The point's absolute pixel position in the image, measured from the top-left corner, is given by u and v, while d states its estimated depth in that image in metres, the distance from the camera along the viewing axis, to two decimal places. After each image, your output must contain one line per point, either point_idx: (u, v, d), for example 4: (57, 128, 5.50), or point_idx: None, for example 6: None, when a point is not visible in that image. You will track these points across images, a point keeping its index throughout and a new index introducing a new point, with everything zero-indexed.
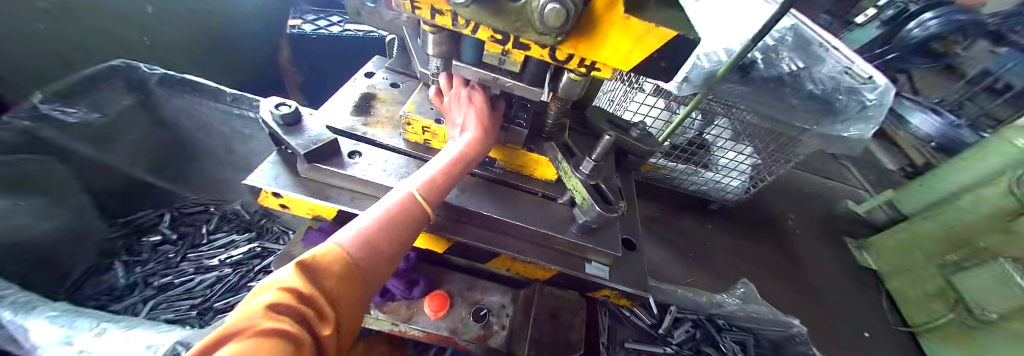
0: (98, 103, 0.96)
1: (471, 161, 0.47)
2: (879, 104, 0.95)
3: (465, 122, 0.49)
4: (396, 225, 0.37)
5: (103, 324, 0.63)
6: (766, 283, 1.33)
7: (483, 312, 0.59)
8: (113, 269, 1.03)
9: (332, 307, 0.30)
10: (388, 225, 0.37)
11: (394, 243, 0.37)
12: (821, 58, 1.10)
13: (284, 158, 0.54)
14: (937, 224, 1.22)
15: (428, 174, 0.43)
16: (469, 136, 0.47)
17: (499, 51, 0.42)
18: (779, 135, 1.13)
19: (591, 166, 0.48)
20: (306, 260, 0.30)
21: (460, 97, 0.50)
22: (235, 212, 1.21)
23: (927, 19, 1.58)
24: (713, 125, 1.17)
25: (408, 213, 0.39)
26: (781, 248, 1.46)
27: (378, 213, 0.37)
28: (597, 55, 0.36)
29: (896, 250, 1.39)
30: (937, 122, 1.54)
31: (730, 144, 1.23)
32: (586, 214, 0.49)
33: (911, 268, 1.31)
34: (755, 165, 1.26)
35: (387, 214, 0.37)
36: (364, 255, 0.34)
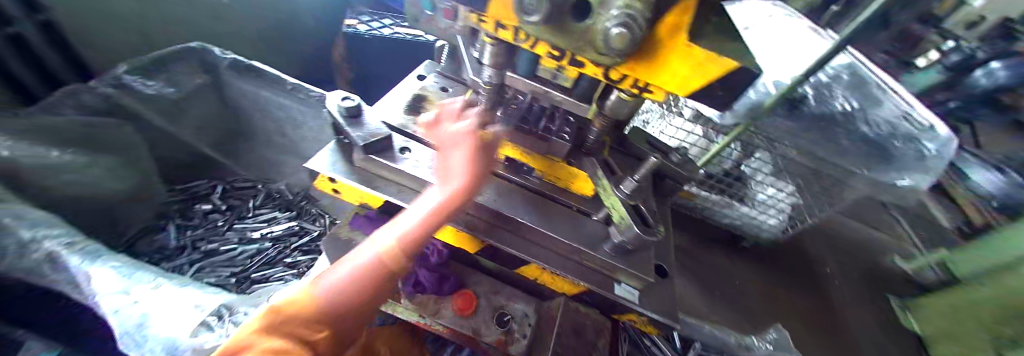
0: (174, 80, 1.07)
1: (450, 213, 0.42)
2: (940, 155, 0.86)
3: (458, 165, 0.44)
4: (358, 287, 0.36)
5: (160, 278, 0.68)
6: (799, 333, 1.25)
7: (507, 317, 0.60)
8: (167, 230, 1.11)
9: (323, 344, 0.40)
10: (347, 291, 0.35)
11: (349, 311, 0.35)
12: (879, 101, 1.03)
13: (341, 147, 0.59)
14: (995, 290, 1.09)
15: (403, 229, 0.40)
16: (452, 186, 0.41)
17: (554, 66, 0.44)
18: (823, 177, 1.13)
19: (633, 186, 0.49)
20: None
21: (452, 138, 0.44)
22: (280, 191, 1.28)
23: (996, 67, 1.32)
24: (752, 157, 1.12)
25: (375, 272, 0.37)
26: (818, 296, 1.38)
27: (339, 277, 0.35)
28: (653, 79, 0.37)
29: (946, 316, 1.26)
30: (998, 180, 1.21)
31: (769, 179, 1.16)
32: (623, 233, 0.50)
33: (960, 336, 1.20)
34: (795, 205, 1.19)
35: (351, 277, 0.36)
36: (316, 321, 0.33)
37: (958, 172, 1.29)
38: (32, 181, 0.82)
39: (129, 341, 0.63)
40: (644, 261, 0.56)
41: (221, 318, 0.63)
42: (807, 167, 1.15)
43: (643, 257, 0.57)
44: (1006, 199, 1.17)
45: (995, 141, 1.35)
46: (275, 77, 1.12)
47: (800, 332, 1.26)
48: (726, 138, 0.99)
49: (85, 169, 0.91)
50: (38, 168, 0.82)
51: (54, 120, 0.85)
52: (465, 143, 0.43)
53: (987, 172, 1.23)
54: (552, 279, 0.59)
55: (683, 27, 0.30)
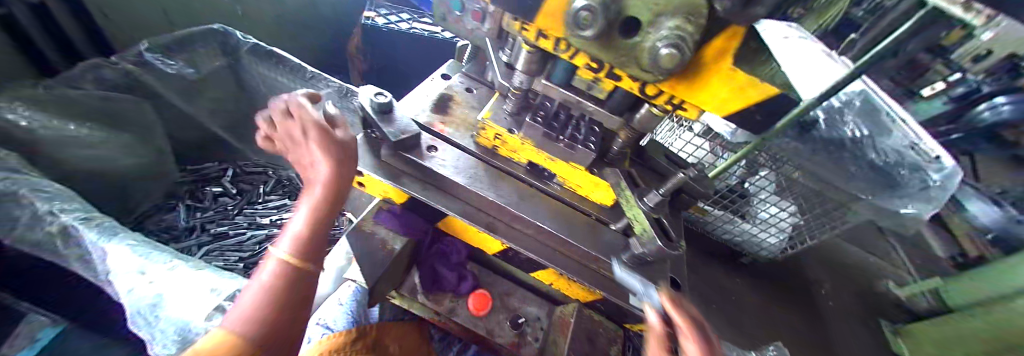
0: (193, 60, 1.07)
1: (331, 202, 0.43)
2: (943, 187, 0.82)
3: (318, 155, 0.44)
4: (280, 285, 0.35)
5: (175, 260, 0.69)
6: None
7: (520, 320, 0.62)
8: (177, 211, 1.12)
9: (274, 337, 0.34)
10: (263, 298, 0.34)
11: (284, 312, 0.34)
12: (891, 128, 0.93)
13: (367, 141, 0.60)
14: (985, 324, 1.10)
15: (286, 234, 0.40)
16: (320, 176, 0.43)
17: (591, 77, 0.45)
18: (825, 199, 1.13)
19: (657, 200, 0.51)
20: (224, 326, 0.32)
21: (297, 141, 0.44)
22: (290, 178, 1.29)
23: (1000, 103, 1.33)
24: (756, 175, 1.20)
25: (283, 273, 0.36)
26: (813, 316, 1.34)
27: (248, 295, 0.34)
28: (692, 98, 0.38)
29: (939, 346, 1.27)
30: (994, 213, 1.25)
31: (771, 198, 1.21)
32: (643, 246, 0.50)
33: None
34: (796, 224, 1.21)
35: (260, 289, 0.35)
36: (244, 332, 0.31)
37: (956, 203, 1.32)
38: (47, 153, 0.81)
39: (143, 320, 0.64)
40: (661, 273, 0.55)
41: (236, 304, 0.63)
42: (810, 189, 1.17)
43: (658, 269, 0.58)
44: (1003, 233, 1.24)
45: (993, 173, 1.51)
46: (296, 64, 1.13)
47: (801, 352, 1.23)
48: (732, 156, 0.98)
49: (102, 145, 0.91)
50: (55, 140, 0.82)
51: (72, 93, 0.84)
52: (311, 134, 0.43)
53: (983, 204, 1.27)
54: (566, 284, 0.60)
55: (732, 53, 0.32)
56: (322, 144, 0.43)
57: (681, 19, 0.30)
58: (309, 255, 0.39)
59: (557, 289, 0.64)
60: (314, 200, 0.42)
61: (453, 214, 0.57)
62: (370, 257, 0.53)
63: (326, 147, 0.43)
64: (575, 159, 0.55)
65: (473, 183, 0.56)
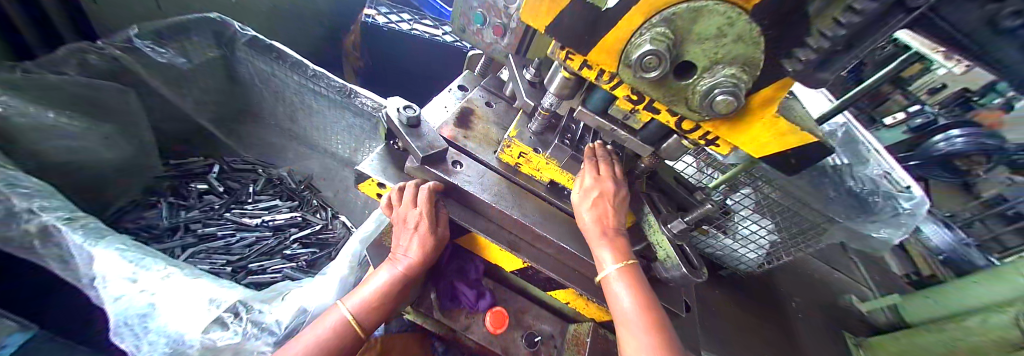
0: (183, 49, 1.03)
1: (404, 280, 0.53)
2: (912, 213, 0.95)
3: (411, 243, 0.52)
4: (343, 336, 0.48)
5: (170, 267, 0.64)
6: None
7: (536, 338, 0.62)
8: (158, 208, 1.04)
9: None
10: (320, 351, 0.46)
11: None
12: (866, 159, 1.05)
13: (392, 154, 0.60)
14: (935, 341, 1.14)
15: (362, 297, 0.51)
16: (406, 262, 0.52)
17: (628, 108, 0.46)
18: (799, 219, 1.05)
19: (681, 227, 0.52)
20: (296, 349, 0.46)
21: (405, 221, 0.52)
22: (281, 177, 1.24)
23: (954, 135, 1.40)
24: (738, 193, 1.07)
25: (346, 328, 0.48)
26: (783, 330, 1.36)
27: (315, 335, 0.47)
28: (729, 138, 0.40)
29: None
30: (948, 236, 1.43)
31: (753, 215, 1.12)
32: (668, 271, 0.53)
33: None
34: (774, 242, 1.17)
35: (321, 338, 0.46)
36: None
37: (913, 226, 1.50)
38: (21, 142, 0.75)
39: (129, 332, 0.59)
40: (674, 296, 0.59)
41: (238, 316, 0.61)
42: (782, 206, 1.05)
43: (671, 292, 0.60)
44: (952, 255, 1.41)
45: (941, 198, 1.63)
46: (298, 59, 1.07)
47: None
48: (721, 176, 1.03)
49: (84, 135, 0.85)
50: (34, 130, 0.77)
51: (51, 78, 0.80)
52: (418, 227, 0.51)
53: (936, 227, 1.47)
54: (583, 302, 0.62)
55: (777, 104, 0.34)
56: (421, 240, 0.51)
57: (737, 69, 0.32)
58: (366, 319, 0.50)
59: (572, 307, 0.65)
60: (392, 277, 0.52)
61: (477, 232, 0.57)
62: None
63: (424, 242, 0.52)
64: None
65: (498, 201, 0.56)
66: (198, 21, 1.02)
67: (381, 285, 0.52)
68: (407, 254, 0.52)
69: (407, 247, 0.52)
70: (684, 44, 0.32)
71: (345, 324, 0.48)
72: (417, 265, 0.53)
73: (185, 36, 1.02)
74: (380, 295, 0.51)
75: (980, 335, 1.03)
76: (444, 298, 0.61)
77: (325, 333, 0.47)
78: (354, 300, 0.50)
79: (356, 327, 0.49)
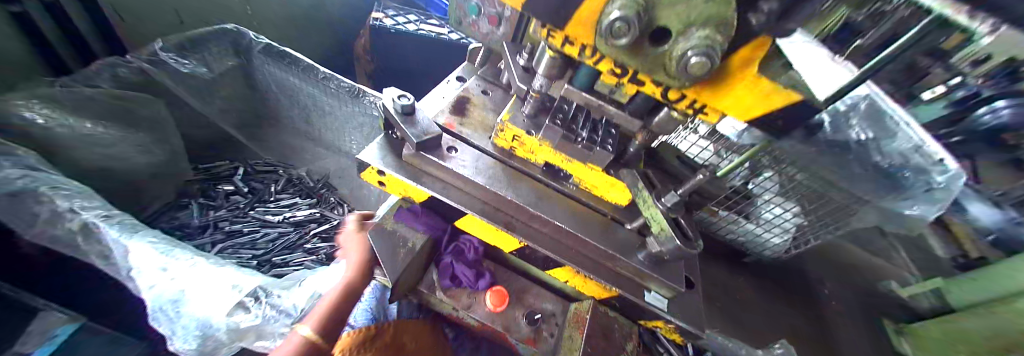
0: (204, 59, 1.11)
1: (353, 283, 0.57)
2: (947, 188, 0.77)
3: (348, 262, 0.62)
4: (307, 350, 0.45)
5: (197, 257, 0.69)
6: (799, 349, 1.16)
7: (537, 316, 0.65)
8: (188, 208, 1.12)
9: None
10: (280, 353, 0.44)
11: None
12: (892, 131, 0.91)
13: (389, 142, 0.62)
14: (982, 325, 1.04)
15: (311, 313, 0.51)
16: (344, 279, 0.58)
17: (614, 82, 0.46)
18: (828, 200, 0.97)
19: (675, 200, 0.51)
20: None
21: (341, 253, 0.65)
22: (300, 177, 1.30)
23: (1000, 106, 1.09)
24: (761, 176, 1.01)
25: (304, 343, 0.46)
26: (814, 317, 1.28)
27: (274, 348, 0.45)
28: (714, 103, 0.40)
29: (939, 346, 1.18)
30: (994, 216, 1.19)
31: (776, 199, 1.04)
32: (662, 244, 0.53)
33: None
34: (801, 225, 1.07)
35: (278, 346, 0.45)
36: None
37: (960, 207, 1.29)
38: (59, 149, 0.83)
39: (164, 315, 0.65)
40: (674, 270, 0.59)
41: (258, 300, 0.65)
42: (807, 190, 0.98)
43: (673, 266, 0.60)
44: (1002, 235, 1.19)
45: None
46: (309, 64, 1.13)
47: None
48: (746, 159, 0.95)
49: (118, 143, 0.93)
50: (71, 139, 0.84)
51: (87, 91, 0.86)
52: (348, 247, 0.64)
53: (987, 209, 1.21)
54: (583, 280, 0.61)
55: (758, 62, 0.33)
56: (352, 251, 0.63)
57: (712, 29, 0.31)
58: (324, 326, 0.49)
59: (573, 287, 0.66)
60: (333, 295, 0.54)
61: (472, 214, 0.57)
62: (393, 255, 0.55)
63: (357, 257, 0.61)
64: (591, 159, 0.56)
65: (493, 183, 0.58)
66: (218, 34, 1.12)
67: (329, 300, 0.53)
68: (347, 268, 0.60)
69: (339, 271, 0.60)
70: (655, 10, 0.32)
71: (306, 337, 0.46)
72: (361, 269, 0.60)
73: (205, 47, 1.10)
74: (331, 305, 0.52)
75: None
76: (445, 278, 0.64)
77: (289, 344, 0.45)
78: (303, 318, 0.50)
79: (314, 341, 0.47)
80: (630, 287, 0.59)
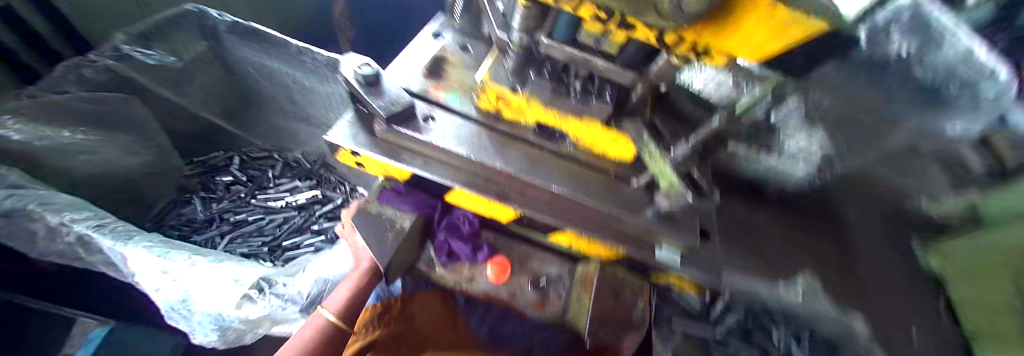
0: (171, 48, 1.02)
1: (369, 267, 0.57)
2: (998, 99, 0.58)
3: (357, 244, 0.61)
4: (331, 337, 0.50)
5: (195, 256, 0.68)
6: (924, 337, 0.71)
7: (543, 281, 0.64)
8: (191, 203, 1.12)
9: None
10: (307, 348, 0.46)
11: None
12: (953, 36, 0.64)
13: (361, 117, 0.56)
14: None
15: (333, 298, 0.53)
16: (359, 263, 0.57)
17: (599, 31, 0.37)
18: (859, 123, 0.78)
19: (685, 152, 0.45)
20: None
21: (349, 231, 0.63)
22: (297, 160, 1.27)
23: None
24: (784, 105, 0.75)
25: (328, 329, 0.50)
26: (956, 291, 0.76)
27: (296, 341, 0.47)
28: (720, 45, 0.32)
29: None
30: None
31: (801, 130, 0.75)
32: (670, 199, 0.48)
33: None
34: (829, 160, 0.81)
35: (304, 341, 0.47)
36: None
37: None
38: (44, 163, 0.81)
39: (178, 313, 0.67)
40: (686, 224, 0.54)
41: (262, 291, 0.63)
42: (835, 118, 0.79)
43: (685, 219, 0.54)
44: None
45: None
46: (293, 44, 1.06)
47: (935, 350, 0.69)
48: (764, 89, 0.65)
49: (98, 150, 0.90)
50: (54, 151, 0.82)
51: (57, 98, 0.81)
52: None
53: None
54: (587, 243, 0.58)
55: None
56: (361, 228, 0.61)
57: None
58: (347, 316, 0.52)
59: (577, 250, 0.63)
60: (352, 283, 0.55)
61: (458, 187, 0.52)
62: (380, 238, 0.52)
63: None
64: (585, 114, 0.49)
65: (478, 152, 0.53)
66: (177, 16, 0.99)
67: (349, 286, 0.55)
68: (359, 249, 0.59)
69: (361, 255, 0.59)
70: None
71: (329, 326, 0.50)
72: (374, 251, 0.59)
73: (171, 36, 1.01)
74: (353, 293, 0.53)
75: None
76: (443, 256, 0.61)
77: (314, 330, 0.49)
78: (327, 301, 0.53)
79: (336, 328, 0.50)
80: (639, 246, 0.55)
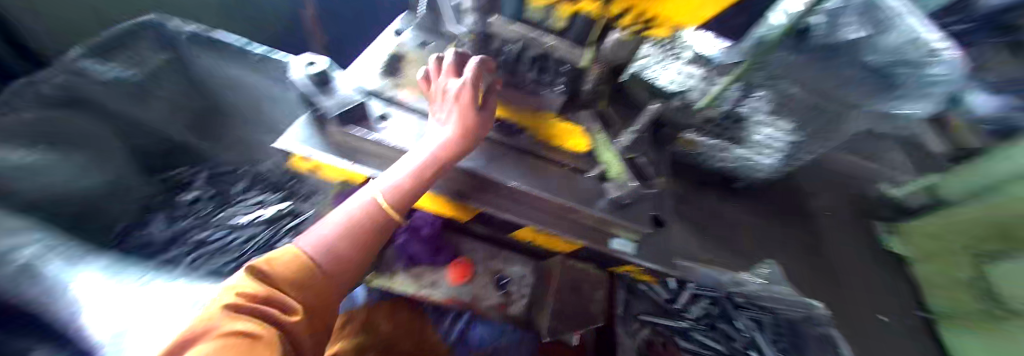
0: (129, 60, 0.97)
1: (449, 154, 0.45)
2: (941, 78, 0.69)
3: (445, 117, 0.46)
4: (300, 290, 0.39)
5: (144, 276, 0.78)
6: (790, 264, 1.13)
7: (505, 280, 0.66)
8: (150, 225, 1.07)
9: (330, 287, 0.43)
10: (350, 230, 0.43)
11: (354, 246, 0.43)
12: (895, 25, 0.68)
13: (313, 120, 0.54)
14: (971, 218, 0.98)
15: (393, 186, 0.44)
16: (441, 140, 0.45)
17: (546, 4, 0.36)
18: (823, 113, 0.83)
19: (630, 138, 0.49)
20: (264, 262, 0.39)
21: (443, 91, 0.47)
22: (265, 173, 1.22)
23: None
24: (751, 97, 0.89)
25: (258, 296, 0.35)
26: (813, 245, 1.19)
27: (340, 218, 0.44)
28: (661, 10, 0.30)
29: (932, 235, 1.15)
30: None
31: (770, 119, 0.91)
32: (619, 188, 0.49)
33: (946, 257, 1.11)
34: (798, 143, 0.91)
35: (347, 221, 0.43)
36: (322, 254, 0.42)
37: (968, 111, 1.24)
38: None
39: None
40: (641, 211, 0.55)
41: None
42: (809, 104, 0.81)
43: (637, 204, 0.55)
44: None
45: None
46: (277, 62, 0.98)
47: (813, 283, 1.15)
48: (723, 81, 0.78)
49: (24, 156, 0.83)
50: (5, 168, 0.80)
51: None
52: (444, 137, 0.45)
53: None
54: (547, 239, 0.60)
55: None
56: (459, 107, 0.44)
57: None
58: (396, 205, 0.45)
59: (539, 245, 0.63)
60: (422, 163, 0.44)
61: None
62: None
63: (424, 168, 0.44)
64: (544, 104, 0.54)
65: None
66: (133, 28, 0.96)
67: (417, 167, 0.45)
68: (443, 115, 0.47)
69: (396, 176, 0.44)
70: None
71: (229, 332, 0.31)
72: (455, 141, 0.44)
73: (129, 48, 0.97)
74: (411, 179, 0.44)
75: None
76: (400, 261, 0.65)
77: (273, 269, 0.38)
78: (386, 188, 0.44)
79: (244, 333, 0.31)
80: (595, 238, 0.57)
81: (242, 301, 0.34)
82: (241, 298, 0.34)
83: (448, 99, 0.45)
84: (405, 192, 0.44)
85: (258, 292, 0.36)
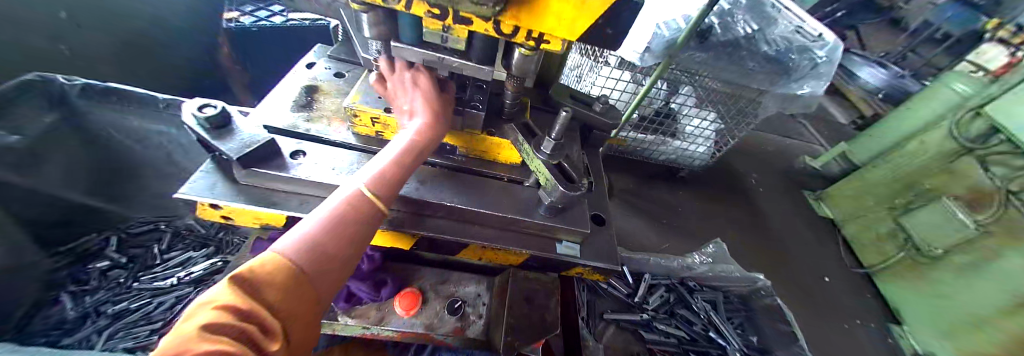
0: (10, 124, 0.71)
1: (430, 137, 0.44)
2: (829, 61, 0.91)
3: (413, 108, 0.45)
4: (286, 306, 0.28)
5: None
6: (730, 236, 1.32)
7: (459, 303, 0.63)
8: (60, 302, 0.89)
9: (313, 309, 0.30)
10: (339, 225, 0.34)
11: (347, 246, 0.34)
12: (773, 18, 0.98)
13: (218, 165, 0.50)
14: (890, 170, 1.29)
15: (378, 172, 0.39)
16: (419, 124, 0.43)
17: (440, 27, 0.37)
18: (737, 99, 1.08)
19: (552, 145, 0.48)
20: (241, 272, 0.26)
21: (405, 82, 0.46)
22: (190, 227, 1.09)
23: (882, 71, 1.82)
24: (678, 93, 1.10)
25: (241, 309, 0.24)
26: (754, 220, 1.42)
27: (323, 213, 0.33)
28: (545, 25, 0.32)
29: (854, 196, 1.43)
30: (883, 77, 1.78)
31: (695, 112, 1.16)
32: (551, 194, 0.49)
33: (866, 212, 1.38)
34: (720, 130, 1.20)
35: (332, 215, 0.34)
36: (309, 261, 0.30)
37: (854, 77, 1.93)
38: None
39: None
40: (579, 214, 0.56)
41: None
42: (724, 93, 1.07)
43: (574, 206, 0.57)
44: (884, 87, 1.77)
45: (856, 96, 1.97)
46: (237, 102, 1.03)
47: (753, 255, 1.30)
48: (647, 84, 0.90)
49: None
50: None
51: None
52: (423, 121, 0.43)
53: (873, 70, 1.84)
54: (493, 254, 0.58)
55: (543, 10, 0.31)
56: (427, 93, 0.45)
57: None
58: (384, 193, 0.39)
59: (490, 261, 0.62)
60: (400, 149, 0.42)
61: None
62: None
63: (407, 153, 0.42)
64: (470, 122, 0.51)
65: None
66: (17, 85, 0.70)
67: (396, 152, 0.41)
68: (412, 104, 0.45)
69: (379, 162, 0.40)
70: None
71: None
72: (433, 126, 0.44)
73: (9, 109, 0.70)
74: (394, 163, 0.40)
75: (918, 155, 1.23)
76: (341, 301, 0.61)
77: (251, 279, 0.27)
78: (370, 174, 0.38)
79: None
80: (540, 248, 0.56)
81: (219, 320, 0.23)
82: (219, 317, 0.23)
83: (413, 88, 0.45)
84: (392, 177, 0.40)
85: (240, 304, 0.25)
